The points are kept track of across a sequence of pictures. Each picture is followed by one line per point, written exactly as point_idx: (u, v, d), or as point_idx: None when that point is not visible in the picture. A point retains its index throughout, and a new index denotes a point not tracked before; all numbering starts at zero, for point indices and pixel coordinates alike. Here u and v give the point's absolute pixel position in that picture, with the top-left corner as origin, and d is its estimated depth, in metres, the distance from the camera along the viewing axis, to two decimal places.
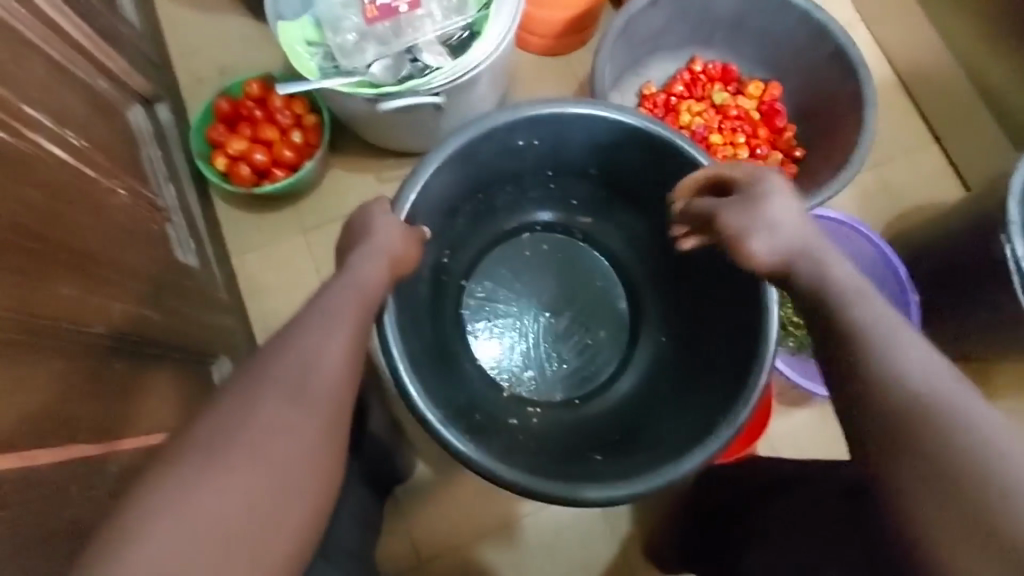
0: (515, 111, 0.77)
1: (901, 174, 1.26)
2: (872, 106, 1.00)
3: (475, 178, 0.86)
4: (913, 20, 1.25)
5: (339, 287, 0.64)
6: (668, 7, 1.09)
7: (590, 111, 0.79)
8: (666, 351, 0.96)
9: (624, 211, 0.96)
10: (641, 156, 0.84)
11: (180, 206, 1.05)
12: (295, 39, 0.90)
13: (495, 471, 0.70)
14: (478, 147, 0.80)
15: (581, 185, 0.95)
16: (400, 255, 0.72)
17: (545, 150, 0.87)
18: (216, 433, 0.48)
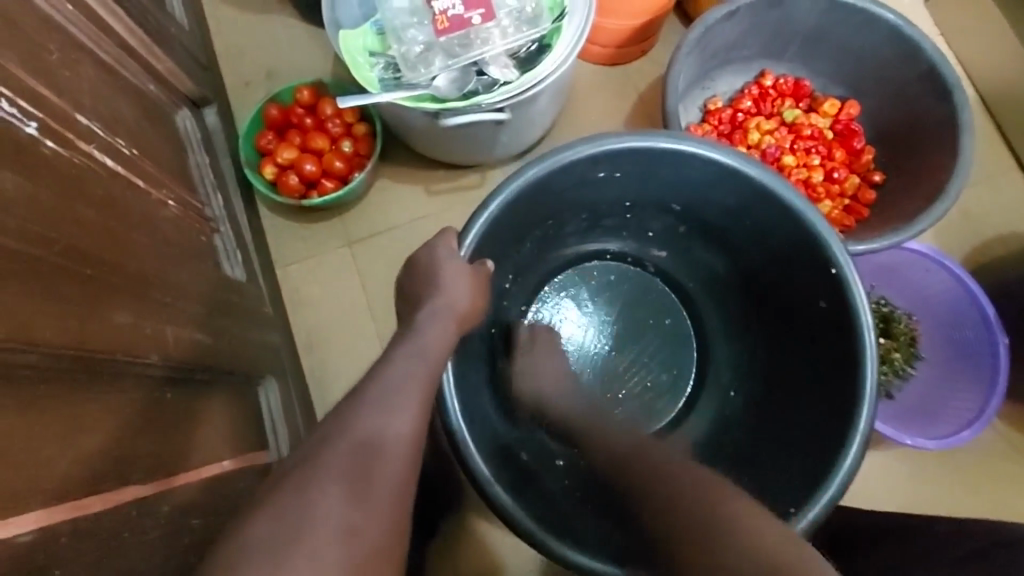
0: (598, 143, 0.72)
1: (985, 200, 1.17)
2: (968, 132, 0.93)
3: (547, 207, 0.82)
4: (1001, 36, 1.16)
5: (405, 356, 0.61)
6: (744, 18, 1.02)
7: (678, 147, 0.74)
8: (734, 407, 0.90)
9: (704, 250, 0.91)
10: (729, 195, 0.78)
11: (227, 216, 1.02)
12: (357, 49, 0.86)
13: (538, 537, 0.67)
14: (555, 179, 0.76)
15: (660, 218, 0.90)
16: (467, 310, 0.69)
17: (626, 183, 0.82)
18: (281, 529, 0.45)
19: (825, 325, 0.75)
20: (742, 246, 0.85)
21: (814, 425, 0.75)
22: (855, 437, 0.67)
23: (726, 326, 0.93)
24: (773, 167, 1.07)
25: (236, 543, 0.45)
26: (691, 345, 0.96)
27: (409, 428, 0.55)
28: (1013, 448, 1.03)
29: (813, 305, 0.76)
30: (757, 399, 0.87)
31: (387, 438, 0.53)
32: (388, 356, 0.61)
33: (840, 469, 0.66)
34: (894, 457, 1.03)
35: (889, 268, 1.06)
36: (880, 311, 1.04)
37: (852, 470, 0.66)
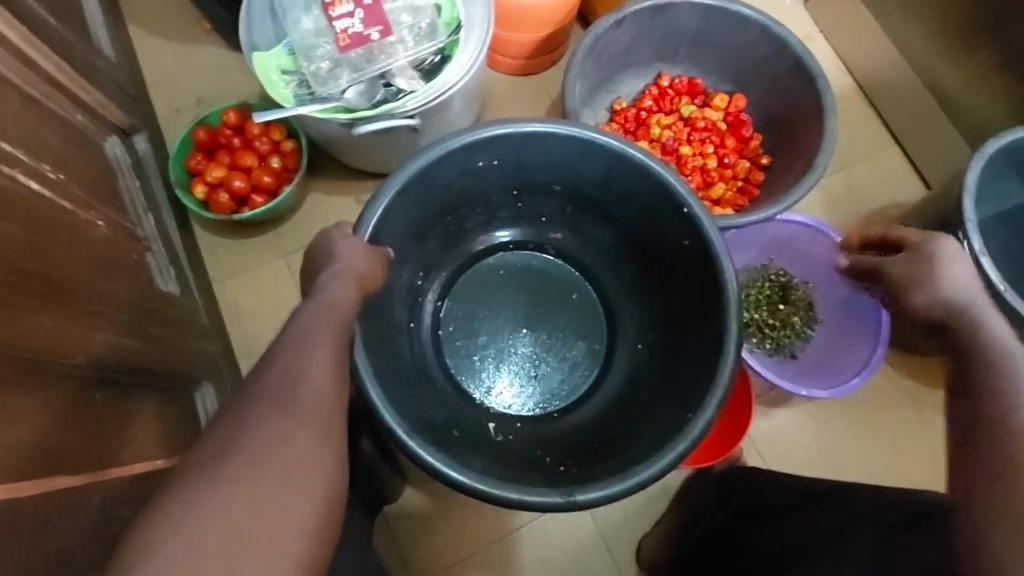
0: (467, 134, 0.79)
1: (867, 177, 1.30)
2: (831, 113, 1.04)
3: (442, 201, 0.89)
4: (867, 31, 1.31)
5: (311, 308, 0.64)
6: (634, 26, 1.13)
7: (541, 129, 0.81)
8: (643, 360, 0.96)
9: (593, 225, 0.99)
10: (598, 169, 0.86)
11: (160, 235, 1.06)
12: (271, 68, 0.93)
13: (467, 481, 0.71)
14: (438, 171, 0.82)
15: (549, 202, 0.97)
16: (365, 270, 0.72)
17: (506, 170, 0.89)
18: (210, 456, 0.47)
19: (692, 262, 0.83)
20: (622, 216, 0.92)
21: (697, 356, 0.82)
22: (728, 353, 0.74)
23: (625, 289, 1.01)
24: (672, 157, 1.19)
25: (174, 475, 0.47)
26: (599, 314, 1.03)
27: (331, 365, 0.58)
28: (905, 394, 1.14)
29: (680, 245, 0.84)
30: (658, 350, 0.93)
31: (304, 371, 0.56)
32: (294, 314, 0.63)
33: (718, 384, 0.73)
34: (805, 412, 1.12)
35: (783, 240, 1.16)
36: (778, 282, 1.15)
37: (729, 382, 0.73)
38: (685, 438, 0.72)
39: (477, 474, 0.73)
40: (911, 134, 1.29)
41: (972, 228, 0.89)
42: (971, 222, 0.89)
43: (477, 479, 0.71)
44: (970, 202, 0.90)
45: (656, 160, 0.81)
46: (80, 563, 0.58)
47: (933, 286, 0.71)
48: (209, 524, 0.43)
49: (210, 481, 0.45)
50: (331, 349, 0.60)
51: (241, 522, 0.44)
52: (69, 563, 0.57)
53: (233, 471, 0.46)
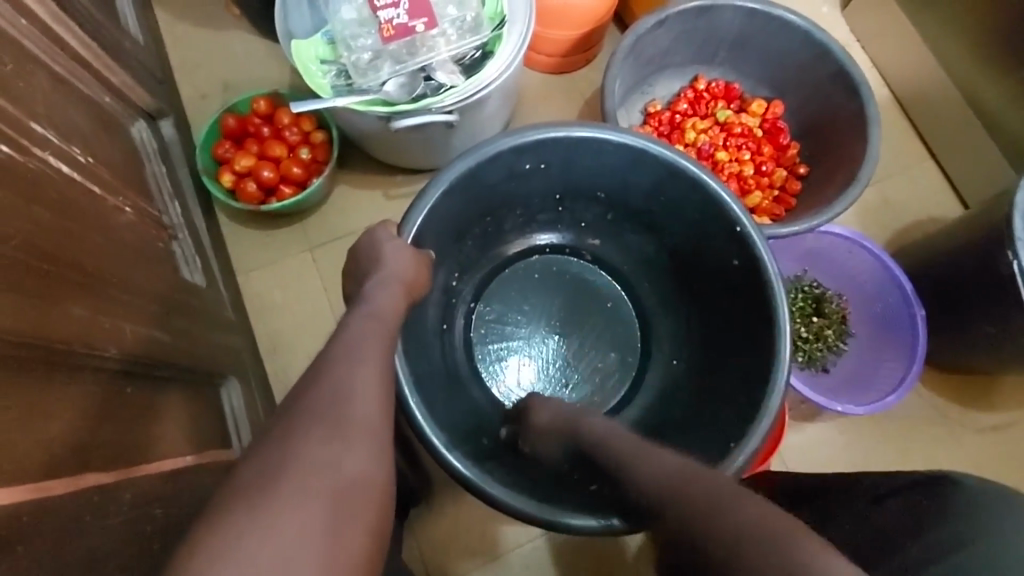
0: (516, 137, 0.77)
1: (902, 190, 1.28)
2: (876, 124, 1.02)
3: (483, 203, 0.87)
4: (906, 41, 1.29)
5: (361, 318, 0.62)
6: (674, 28, 1.10)
7: (594, 134, 0.79)
8: (678, 376, 0.94)
9: (633, 234, 0.96)
10: (648, 178, 0.84)
11: (185, 223, 1.04)
12: (309, 56, 0.90)
13: (501, 497, 0.69)
14: (485, 172, 0.80)
15: (591, 208, 0.95)
16: (413, 278, 0.70)
17: (553, 174, 0.87)
18: (261, 476, 0.46)
19: (739, 280, 0.81)
20: (668, 227, 0.90)
21: (740, 375, 0.80)
22: (779, 375, 0.72)
23: (664, 299, 0.98)
24: (708, 163, 1.16)
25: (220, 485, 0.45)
26: (632, 325, 1.01)
27: (380, 376, 0.57)
28: (937, 412, 1.12)
29: (728, 264, 0.82)
30: (696, 367, 0.92)
31: (352, 383, 0.54)
32: (342, 322, 0.62)
33: (767, 410, 0.70)
34: (835, 428, 1.10)
35: (821, 252, 1.14)
36: (812, 294, 1.12)
37: (778, 412, 0.70)
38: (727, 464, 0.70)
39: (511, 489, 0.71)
40: (949, 147, 1.27)
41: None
42: (1022, 240, 0.86)
43: (509, 494, 0.69)
44: (1020, 218, 0.87)
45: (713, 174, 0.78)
46: (111, 566, 0.56)
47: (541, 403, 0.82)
48: (262, 552, 0.42)
49: (263, 504, 0.44)
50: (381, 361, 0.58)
51: (298, 551, 0.43)
52: (101, 565, 0.55)
53: (285, 495, 0.45)
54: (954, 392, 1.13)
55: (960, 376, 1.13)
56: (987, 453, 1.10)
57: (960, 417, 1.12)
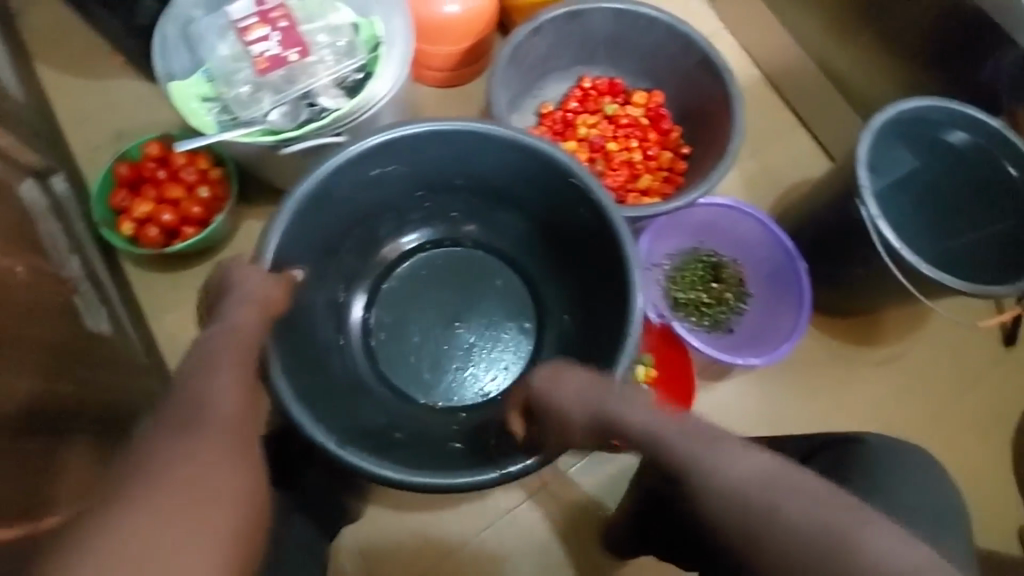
0: (347, 150, 0.79)
1: (778, 158, 1.40)
2: (738, 100, 1.12)
3: (348, 213, 0.89)
4: (765, 23, 1.41)
5: (215, 333, 0.64)
6: (550, 33, 1.18)
7: (423, 128, 0.81)
8: (567, 335, 0.96)
9: (504, 214, 0.98)
10: (496, 159, 0.86)
11: (87, 275, 1.02)
12: (189, 96, 0.91)
13: (396, 477, 0.72)
14: (333, 185, 0.82)
15: (455, 198, 0.97)
16: (271, 296, 0.71)
17: (404, 173, 0.89)
18: (119, 481, 0.47)
19: (593, 235, 0.84)
20: (524, 199, 0.92)
21: (609, 324, 0.83)
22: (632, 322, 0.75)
23: (546, 266, 1.00)
24: (599, 155, 1.25)
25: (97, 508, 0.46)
26: (524, 298, 1.02)
27: (242, 383, 0.59)
28: (832, 353, 1.23)
29: (581, 218, 0.85)
30: (579, 324, 0.93)
31: (209, 392, 0.56)
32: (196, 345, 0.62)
33: (624, 352, 0.75)
34: (746, 384, 1.19)
35: (711, 223, 1.22)
36: (710, 262, 1.22)
37: (635, 352, 0.75)
38: None
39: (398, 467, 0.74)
40: (814, 114, 1.39)
41: (868, 193, 0.97)
42: (867, 189, 0.97)
43: (402, 472, 0.72)
44: (863, 171, 0.98)
45: (537, 138, 0.82)
46: None
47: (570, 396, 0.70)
48: (129, 550, 0.43)
49: (120, 506, 0.45)
50: (235, 368, 0.60)
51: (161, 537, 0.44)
52: None
53: (143, 495, 0.46)
54: (846, 333, 1.24)
55: (848, 320, 1.24)
56: (879, 385, 1.22)
57: (852, 355, 1.23)
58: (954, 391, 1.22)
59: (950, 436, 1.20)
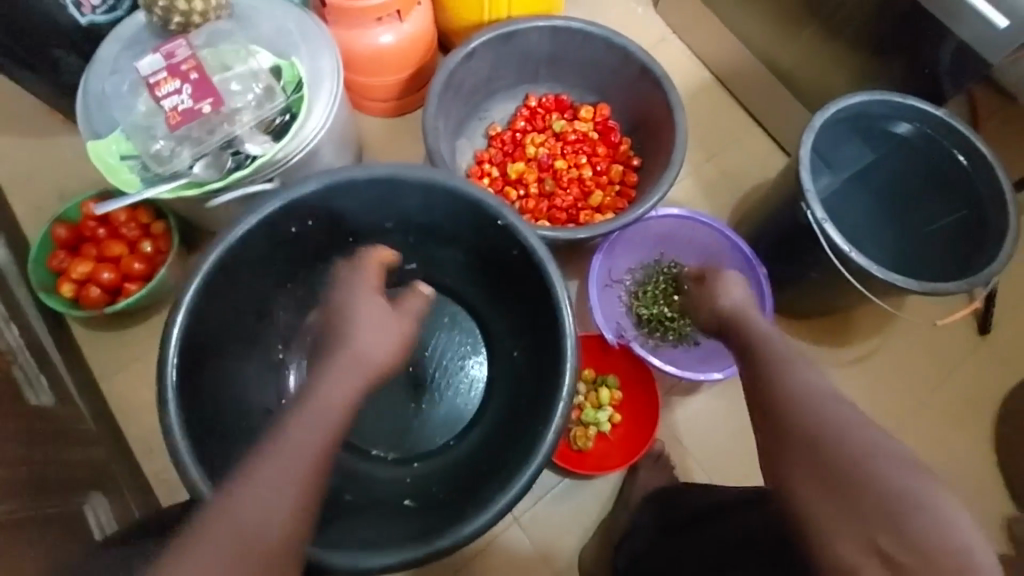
0: (256, 212, 0.76)
1: (735, 160, 1.38)
2: (679, 109, 1.10)
3: (275, 270, 0.87)
4: (711, 25, 1.39)
5: (312, 412, 0.59)
6: (487, 57, 1.16)
7: (334, 178, 0.78)
8: (517, 367, 0.92)
9: (440, 248, 0.93)
10: (418, 198, 0.83)
11: (27, 345, 0.98)
12: (108, 154, 0.89)
13: (330, 561, 0.65)
14: (249, 250, 0.79)
15: (389, 238, 0.92)
16: (386, 352, 0.66)
17: (327, 225, 0.86)
18: None
19: (524, 269, 0.81)
20: (456, 235, 0.88)
21: (549, 362, 0.79)
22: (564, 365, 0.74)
23: (488, 299, 0.95)
24: (549, 173, 1.23)
25: None
26: (473, 333, 0.99)
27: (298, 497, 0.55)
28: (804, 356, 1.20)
29: (510, 253, 0.82)
30: (526, 358, 0.90)
31: (267, 511, 0.54)
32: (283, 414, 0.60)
33: (561, 397, 0.72)
34: (720, 406, 1.16)
35: (666, 235, 1.19)
36: (671, 274, 1.17)
37: (566, 416, 0.72)
38: (532, 465, 0.70)
39: (340, 549, 0.67)
40: (768, 113, 1.38)
41: (813, 196, 0.96)
42: (810, 192, 0.96)
43: (329, 553, 0.66)
44: (806, 173, 0.96)
45: (453, 175, 0.79)
46: None
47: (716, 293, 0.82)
48: None
49: None
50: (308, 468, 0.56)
51: None
52: None
53: None
54: (815, 334, 1.21)
55: (819, 320, 1.21)
56: (856, 385, 1.19)
57: (825, 356, 1.20)
58: (930, 386, 1.19)
59: (927, 431, 1.17)
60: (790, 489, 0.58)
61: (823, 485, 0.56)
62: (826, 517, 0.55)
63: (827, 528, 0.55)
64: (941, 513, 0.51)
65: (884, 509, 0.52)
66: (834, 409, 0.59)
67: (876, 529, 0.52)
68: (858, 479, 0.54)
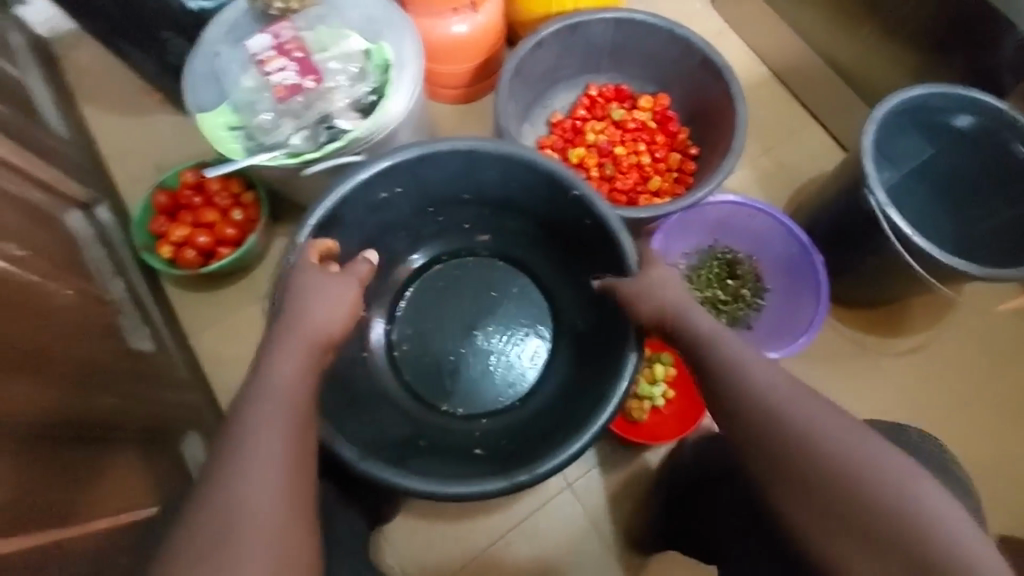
0: (355, 176, 0.84)
1: (791, 152, 1.40)
2: (741, 99, 1.13)
3: (363, 235, 0.94)
4: (770, 21, 1.41)
5: (262, 396, 0.63)
6: (554, 46, 1.22)
7: (424, 150, 0.85)
8: (583, 333, 0.98)
9: (512, 220, 1.01)
10: (498, 171, 0.89)
11: (130, 297, 1.09)
12: (217, 125, 0.98)
13: (424, 488, 0.72)
14: (345, 213, 0.87)
15: (466, 209, 1.00)
16: (325, 333, 0.71)
17: (411, 194, 0.93)
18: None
19: (596, 238, 0.87)
20: (529, 206, 0.95)
21: (618, 325, 0.85)
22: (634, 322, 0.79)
23: (556, 270, 1.03)
24: (608, 159, 1.28)
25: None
26: (541, 301, 1.05)
27: (281, 459, 0.59)
28: (857, 344, 1.22)
29: (583, 223, 0.88)
30: (593, 323, 0.96)
31: (250, 480, 0.57)
32: (238, 415, 0.61)
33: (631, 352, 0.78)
34: None
35: (723, 222, 1.23)
36: (725, 259, 1.23)
37: (635, 369, 0.77)
38: (608, 408, 0.76)
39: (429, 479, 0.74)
40: (826, 108, 1.40)
41: (875, 182, 0.98)
42: (873, 177, 0.98)
43: (426, 483, 0.72)
44: (869, 161, 0.99)
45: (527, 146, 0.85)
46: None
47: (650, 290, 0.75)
48: None
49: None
50: (290, 449, 0.60)
51: None
52: None
53: None
54: (869, 325, 1.23)
55: (872, 309, 1.23)
56: (910, 376, 1.20)
57: (878, 347, 1.21)
58: (986, 380, 1.19)
59: (980, 427, 1.17)
60: (784, 499, 0.60)
61: (823, 513, 0.58)
62: (821, 527, 0.58)
63: (820, 532, 0.58)
64: (924, 518, 0.54)
65: (891, 535, 0.54)
66: (804, 418, 0.61)
67: (888, 553, 0.54)
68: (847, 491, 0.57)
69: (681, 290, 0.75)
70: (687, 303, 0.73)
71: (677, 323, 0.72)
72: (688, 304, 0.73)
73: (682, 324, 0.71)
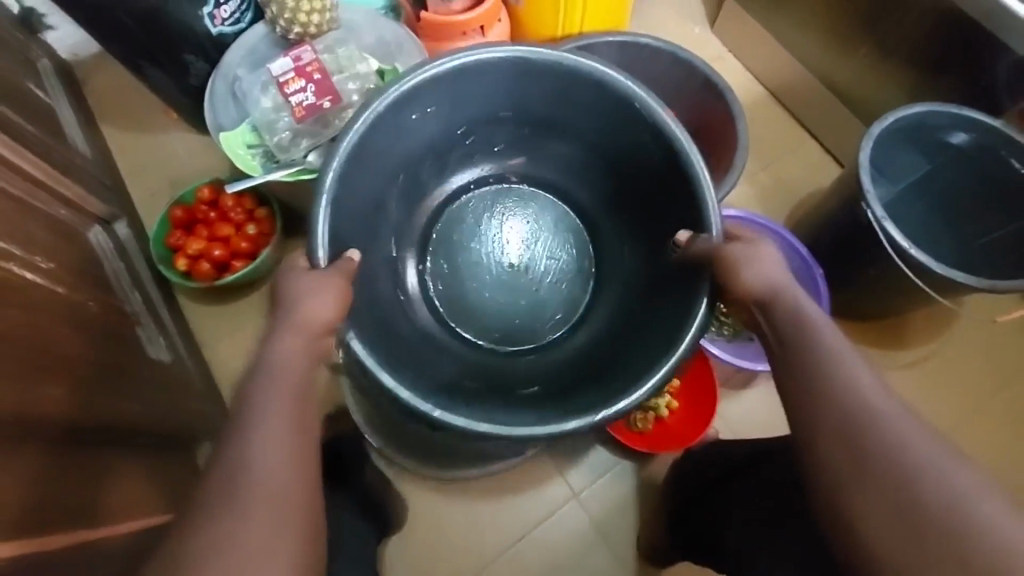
0: (398, 87, 0.86)
1: (789, 170, 1.44)
2: (741, 119, 1.17)
3: (392, 162, 0.96)
4: (767, 45, 1.46)
5: (263, 376, 0.65)
6: None
7: (469, 60, 0.89)
8: (632, 272, 1.05)
9: (549, 140, 1.07)
10: (547, 85, 0.94)
11: (147, 309, 1.11)
12: (238, 143, 1.03)
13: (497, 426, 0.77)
14: (377, 138, 0.89)
15: (500, 128, 1.04)
16: (329, 312, 0.72)
17: (444, 111, 0.96)
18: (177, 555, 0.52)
19: (662, 170, 0.92)
20: (573, 122, 1.00)
21: (677, 268, 0.90)
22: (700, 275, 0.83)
23: (601, 200, 1.09)
24: None
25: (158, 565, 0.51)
26: (581, 232, 1.12)
27: (285, 433, 0.61)
28: None
29: (647, 154, 0.93)
30: (644, 261, 1.02)
31: (252, 453, 0.58)
32: (242, 392, 0.64)
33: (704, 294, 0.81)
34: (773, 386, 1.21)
35: None
36: None
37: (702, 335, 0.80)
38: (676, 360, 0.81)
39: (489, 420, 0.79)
40: (823, 127, 1.43)
41: (873, 197, 1.01)
42: (870, 192, 1.01)
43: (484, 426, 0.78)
44: (867, 176, 1.02)
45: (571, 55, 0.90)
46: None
47: (752, 261, 0.74)
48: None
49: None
50: (291, 423, 0.62)
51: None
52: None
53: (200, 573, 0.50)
54: (869, 338, 1.25)
55: (873, 322, 1.24)
56: (912, 387, 1.21)
57: (879, 359, 1.23)
58: (987, 392, 1.21)
59: (982, 441, 1.18)
60: (812, 454, 0.61)
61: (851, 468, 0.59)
62: (846, 476, 0.59)
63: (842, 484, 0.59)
64: (944, 471, 0.55)
65: (912, 484, 0.55)
66: (831, 372, 0.63)
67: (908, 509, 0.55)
68: (867, 439, 0.58)
69: (783, 270, 0.74)
70: (789, 283, 0.73)
71: (781, 297, 0.71)
72: (792, 284, 0.72)
73: (781, 298, 0.71)
